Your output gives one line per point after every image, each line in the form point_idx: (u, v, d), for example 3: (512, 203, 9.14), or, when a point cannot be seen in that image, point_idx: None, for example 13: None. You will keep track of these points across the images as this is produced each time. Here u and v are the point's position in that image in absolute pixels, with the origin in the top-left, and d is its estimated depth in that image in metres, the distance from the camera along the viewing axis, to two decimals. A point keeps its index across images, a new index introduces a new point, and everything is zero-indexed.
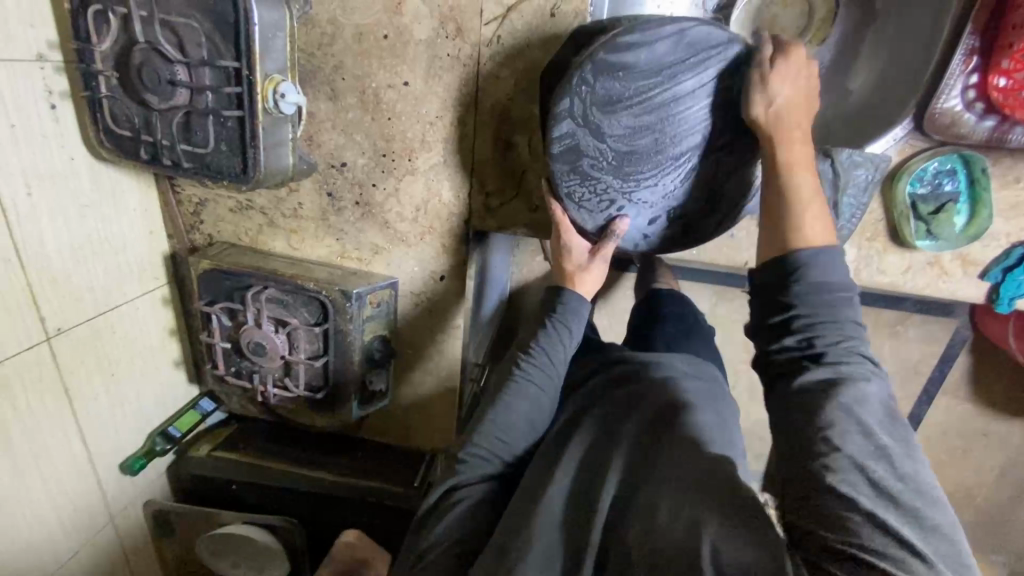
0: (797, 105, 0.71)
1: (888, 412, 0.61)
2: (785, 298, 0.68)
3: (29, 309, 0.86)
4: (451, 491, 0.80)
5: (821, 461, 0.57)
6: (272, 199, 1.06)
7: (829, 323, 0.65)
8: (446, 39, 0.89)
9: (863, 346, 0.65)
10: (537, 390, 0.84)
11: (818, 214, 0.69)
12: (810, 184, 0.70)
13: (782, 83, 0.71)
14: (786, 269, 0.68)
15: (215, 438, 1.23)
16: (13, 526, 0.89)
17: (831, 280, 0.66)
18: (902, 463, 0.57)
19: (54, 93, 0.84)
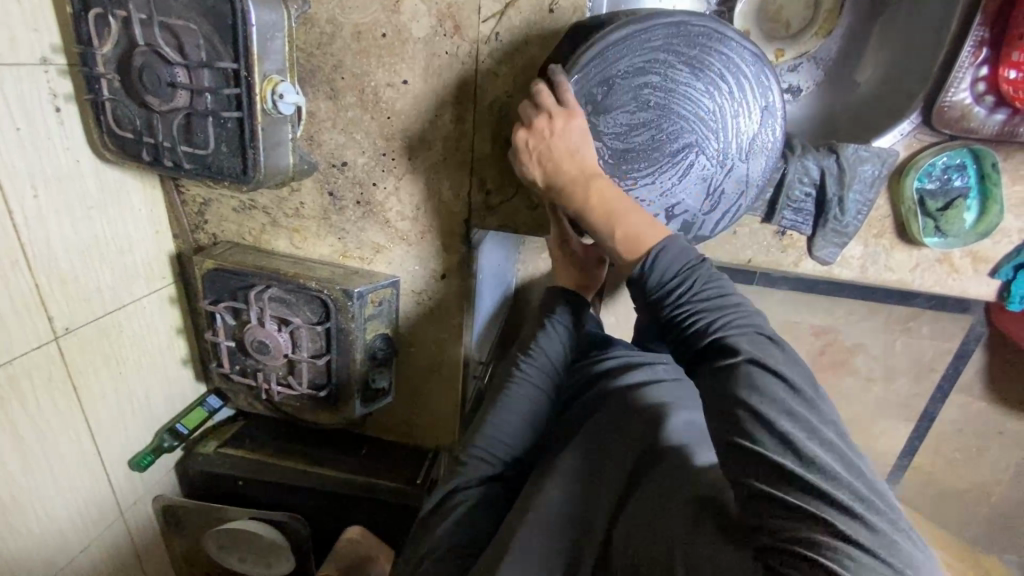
0: (573, 147, 0.73)
1: (780, 383, 0.60)
2: (648, 310, 0.72)
3: (38, 310, 0.87)
4: (453, 495, 0.81)
5: (737, 462, 0.56)
6: (275, 199, 1.06)
7: (694, 314, 0.68)
8: (444, 36, 0.88)
9: (735, 314, 0.67)
10: (538, 387, 0.87)
11: (642, 224, 0.72)
12: (620, 202, 0.73)
13: (550, 140, 0.74)
14: (640, 285, 0.72)
15: (222, 434, 1.24)
16: (24, 521, 0.91)
17: (679, 268, 0.70)
18: (811, 448, 0.54)
19: (58, 96, 0.85)
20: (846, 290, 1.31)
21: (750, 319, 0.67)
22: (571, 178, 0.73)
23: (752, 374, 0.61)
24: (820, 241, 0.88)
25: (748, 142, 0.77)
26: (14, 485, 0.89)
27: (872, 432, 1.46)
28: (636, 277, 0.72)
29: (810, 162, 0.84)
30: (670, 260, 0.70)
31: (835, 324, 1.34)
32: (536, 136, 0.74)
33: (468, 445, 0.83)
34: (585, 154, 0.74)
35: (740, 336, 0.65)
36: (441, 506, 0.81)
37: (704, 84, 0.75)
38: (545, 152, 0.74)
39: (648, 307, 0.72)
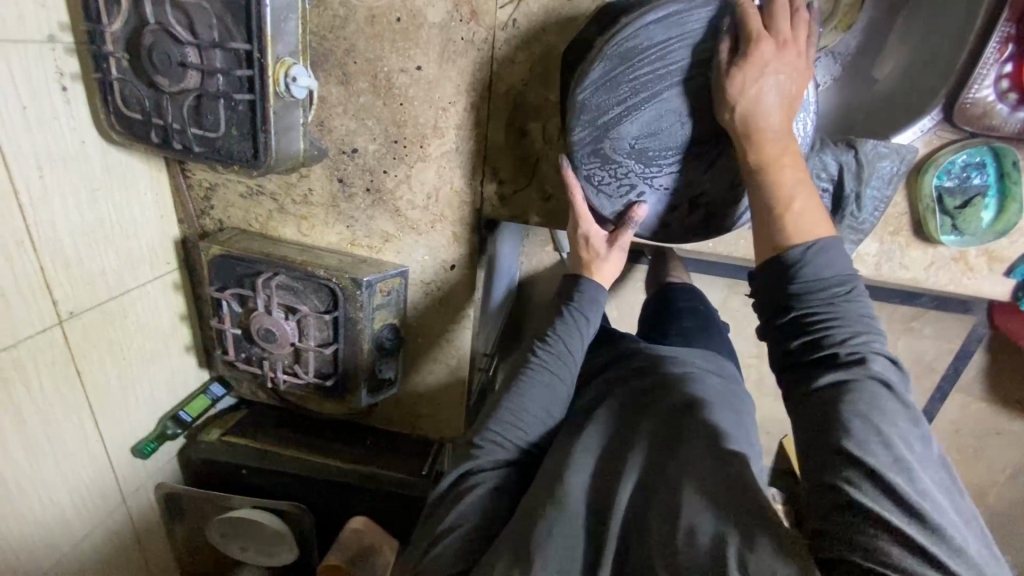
0: (790, 94, 0.69)
1: (901, 411, 0.61)
2: (786, 301, 0.68)
3: (43, 293, 0.86)
4: (465, 481, 0.80)
5: (839, 472, 0.58)
6: (283, 185, 1.04)
7: (836, 320, 0.66)
8: (460, 22, 0.87)
9: (873, 335, 0.66)
10: (554, 373, 0.84)
11: (807, 207, 0.70)
12: (798, 177, 0.70)
13: (769, 67, 0.68)
14: (788, 274, 0.68)
15: (225, 423, 1.24)
16: (26, 505, 0.90)
17: (832, 274, 0.67)
18: (921, 479, 0.57)
19: (65, 74, 0.83)
20: None
21: (884, 345, 0.66)
22: (767, 125, 0.69)
23: (880, 393, 0.61)
24: (836, 239, 0.87)
25: None
26: (17, 470, 0.87)
27: None
28: (785, 268, 0.68)
29: (828, 157, 0.83)
30: (827, 262, 0.67)
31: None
32: (756, 58, 0.67)
33: (482, 429, 0.82)
34: (793, 113, 0.70)
35: (874, 357, 0.64)
36: (453, 490, 0.80)
37: None
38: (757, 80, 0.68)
39: (787, 296, 0.68)
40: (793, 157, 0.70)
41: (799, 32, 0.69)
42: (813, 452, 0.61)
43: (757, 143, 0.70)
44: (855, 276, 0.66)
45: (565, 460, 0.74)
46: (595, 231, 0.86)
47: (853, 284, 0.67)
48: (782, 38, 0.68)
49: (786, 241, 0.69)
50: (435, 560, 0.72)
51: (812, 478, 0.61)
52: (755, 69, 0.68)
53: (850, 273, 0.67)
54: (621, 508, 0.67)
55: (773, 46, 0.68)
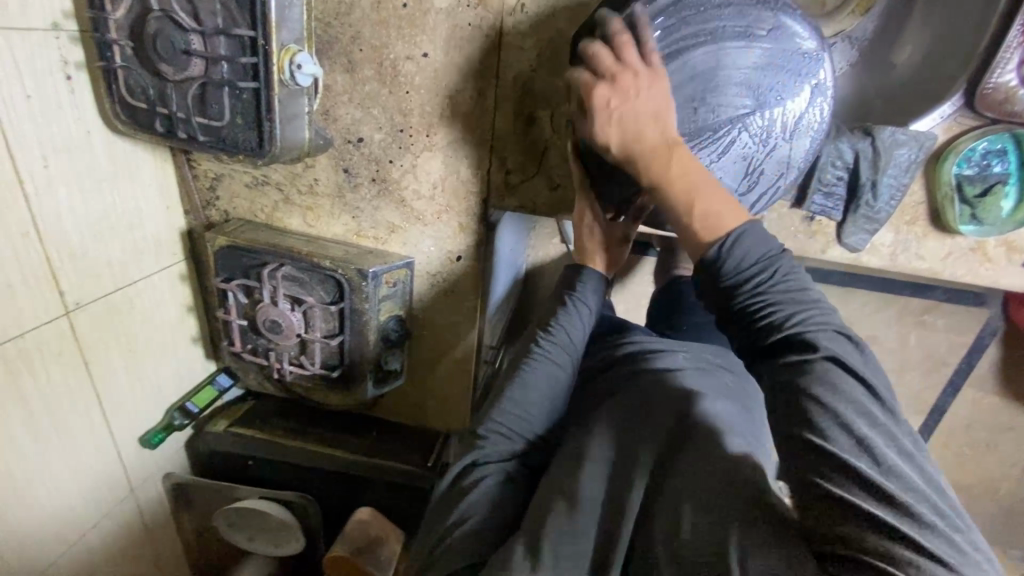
0: (657, 111, 0.68)
1: (857, 382, 0.60)
2: (716, 299, 0.68)
3: (49, 283, 0.86)
4: (472, 469, 0.79)
5: (811, 468, 0.57)
6: (288, 175, 1.04)
7: (772, 306, 0.65)
8: (467, 7, 0.85)
9: (808, 309, 0.64)
10: (562, 363, 0.85)
11: (711, 202, 0.68)
12: (699, 178, 0.68)
13: (623, 105, 0.68)
14: (712, 274, 0.67)
15: (233, 413, 1.24)
16: (36, 494, 0.91)
17: (758, 258, 0.66)
18: (883, 455, 0.55)
19: (69, 63, 0.82)
20: (864, 281, 1.28)
21: (823, 314, 0.64)
22: (646, 141, 0.68)
23: (832, 369, 0.60)
24: (850, 228, 0.86)
25: (795, 120, 0.73)
26: (25, 460, 0.88)
27: None
28: (709, 266, 0.68)
29: (843, 145, 0.82)
30: (746, 248, 0.66)
31: (851, 315, 1.32)
32: (600, 104, 0.68)
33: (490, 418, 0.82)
34: (669, 124, 0.68)
35: (815, 333, 0.63)
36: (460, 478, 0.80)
37: (756, 57, 0.70)
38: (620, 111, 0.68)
39: (718, 294, 0.68)
40: (688, 169, 0.68)
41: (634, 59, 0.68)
42: (785, 447, 0.60)
43: (647, 171, 0.69)
44: (779, 253, 0.66)
45: (578, 459, 0.73)
46: (596, 227, 0.89)
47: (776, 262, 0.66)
48: (611, 73, 0.68)
49: (701, 243, 0.68)
50: (446, 549, 0.72)
51: (790, 475, 0.59)
52: (605, 113, 0.68)
53: (776, 250, 0.67)
54: (632, 507, 0.66)
55: (608, 86, 0.67)
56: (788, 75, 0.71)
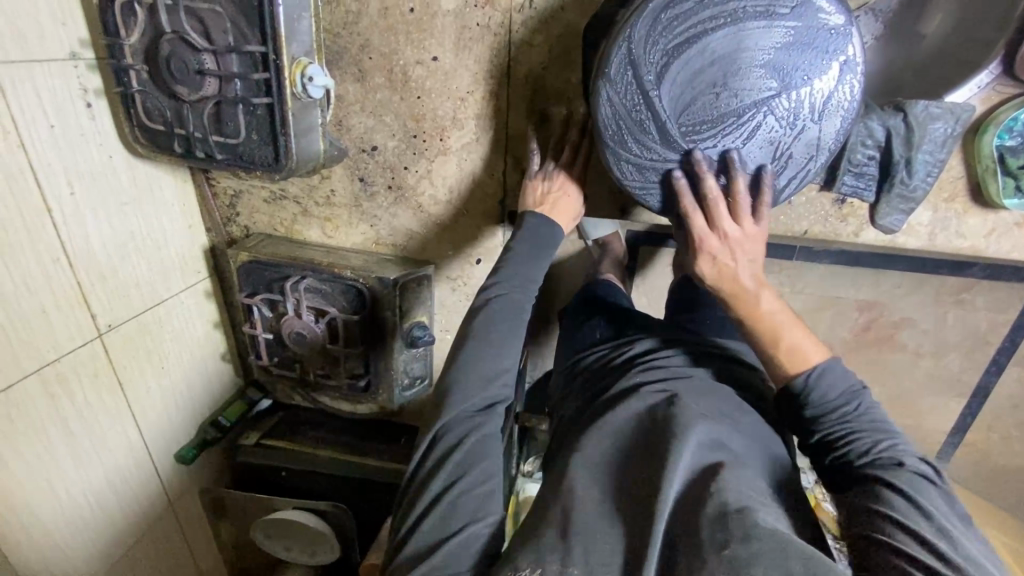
0: (756, 261, 0.72)
1: (938, 496, 0.63)
2: (804, 424, 0.72)
3: (80, 306, 0.87)
4: (441, 442, 0.69)
5: (876, 530, 0.60)
6: (306, 187, 1.04)
7: (856, 434, 0.68)
8: (475, 7, 0.84)
9: (893, 436, 0.68)
10: (516, 302, 0.79)
11: (801, 338, 0.72)
12: (787, 316, 0.72)
13: (734, 254, 0.72)
14: (801, 402, 0.71)
15: (263, 426, 1.23)
16: (81, 512, 0.93)
17: (843, 390, 0.70)
18: (960, 543, 0.58)
19: (89, 90, 0.83)
20: (898, 262, 1.23)
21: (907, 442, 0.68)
22: (744, 289, 0.72)
23: (917, 483, 0.63)
24: (885, 209, 0.83)
25: (824, 99, 0.70)
26: (68, 479, 0.90)
27: (920, 408, 1.39)
28: (801, 394, 0.71)
29: (874, 123, 0.79)
30: (833, 381, 0.70)
31: (884, 297, 1.26)
32: (714, 252, 0.71)
33: (452, 384, 0.72)
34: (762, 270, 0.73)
35: (900, 456, 0.66)
36: (432, 453, 0.69)
37: (780, 37, 0.67)
38: (723, 264, 0.72)
39: (804, 418, 0.71)
40: (788, 316, 0.73)
41: (746, 221, 0.71)
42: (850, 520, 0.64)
43: (734, 301, 0.73)
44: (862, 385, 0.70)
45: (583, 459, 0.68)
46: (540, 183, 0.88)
47: (861, 395, 0.70)
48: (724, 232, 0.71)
49: (793, 372, 0.71)
50: (438, 527, 0.63)
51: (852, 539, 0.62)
52: (714, 262, 0.72)
53: (857, 386, 0.71)
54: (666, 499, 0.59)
55: (719, 242, 0.71)
56: (815, 53, 0.68)
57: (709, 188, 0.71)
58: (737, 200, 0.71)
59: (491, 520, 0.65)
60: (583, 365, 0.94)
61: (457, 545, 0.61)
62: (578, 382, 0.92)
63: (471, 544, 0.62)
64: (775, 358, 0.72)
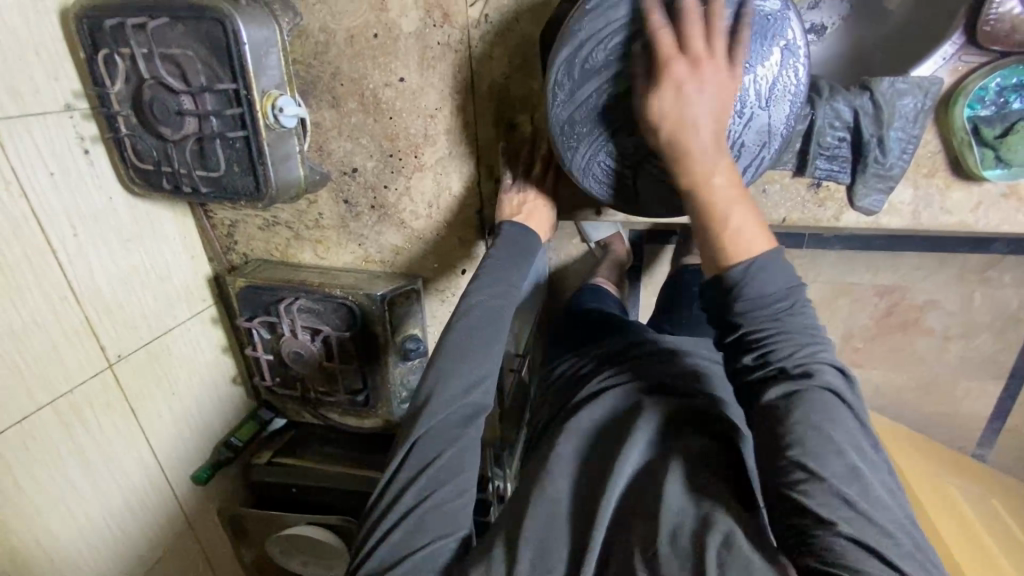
0: (718, 114, 0.64)
1: (850, 415, 0.58)
2: (727, 322, 0.63)
3: (90, 339, 0.93)
4: (417, 451, 0.69)
5: (790, 479, 0.55)
6: (295, 213, 1.08)
7: (783, 337, 0.60)
8: (434, 27, 0.87)
9: (823, 345, 0.60)
10: (496, 310, 0.78)
11: (746, 221, 0.63)
12: (737, 191, 0.64)
13: (701, 90, 0.63)
14: (731, 293, 0.62)
15: (274, 445, 1.27)
16: (100, 535, 0.98)
17: (778, 286, 0.61)
18: (873, 485, 0.55)
19: (85, 138, 0.90)
20: (909, 243, 1.18)
21: (837, 358, 0.61)
22: (695, 140, 0.64)
23: (832, 406, 0.57)
24: (861, 190, 0.81)
25: (772, 85, 0.70)
26: (87, 503, 0.95)
27: (954, 394, 1.33)
28: (727, 279, 0.62)
29: (840, 104, 0.77)
30: (770, 275, 0.61)
31: (903, 280, 1.22)
32: (672, 80, 0.64)
33: (433, 393, 0.71)
34: (722, 129, 0.65)
35: (826, 371, 0.59)
36: (405, 463, 0.68)
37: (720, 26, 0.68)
38: (687, 98, 0.63)
39: (728, 315, 0.63)
40: (737, 190, 0.64)
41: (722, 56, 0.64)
42: (762, 454, 0.58)
43: (683, 156, 0.64)
44: (797, 285, 0.61)
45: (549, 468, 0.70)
46: (515, 197, 0.90)
47: (797, 295, 0.62)
48: (694, 55, 0.64)
49: (725, 255, 0.62)
50: (407, 539, 0.64)
51: (766, 478, 0.58)
52: (674, 93, 0.64)
53: (795, 284, 0.62)
54: (608, 506, 0.63)
55: (686, 67, 0.63)
56: (758, 40, 0.68)
57: (689, 5, 0.65)
58: (716, 25, 0.65)
59: (459, 533, 0.67)
60: (558, 372, 0.95)
61: (423, 557, 0.63)
62: (555, 386, 0.93)
63: (442, 552, 0.64)
64: (711, 232, 0.63)
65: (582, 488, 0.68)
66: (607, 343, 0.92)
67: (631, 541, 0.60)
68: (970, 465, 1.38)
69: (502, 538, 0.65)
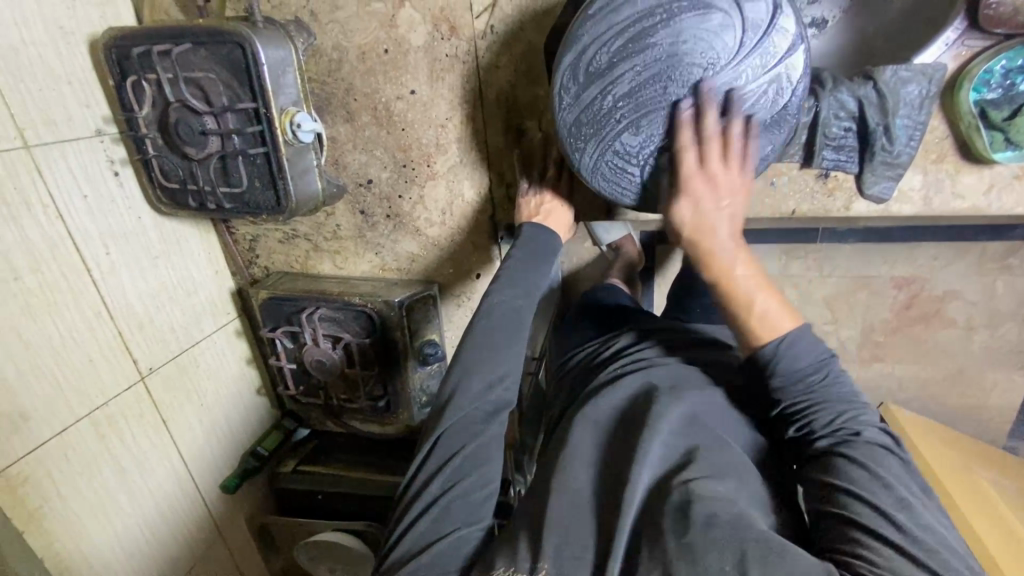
0: (736, 217, 0.70)
1: (897, 463, 0.64)
2: (770, 394, 0.71)
3: (123, 354, 0.97)
4: (440, 446, 0.71)
5: (839, 505, 0.61)
6: (314, 225, 1.11)
7: (820, 405, 0.67)
8: (442, 40, 0.90)
9: (857, 409, 0.67)
10: (518, 308, 0.80)
11: (766, 313, 0.69)
12: (758, 281, 0.70)
13: (717, 203, 0.70)
14: (765, 372, 0.69)
15: (299, 454, 1.30)
16: (135, 544, 1.02)
17: (811, 362, 0.68)
18: (922, 514, 0.59)
19: (115, 161, 0.94)
20: (927, 233, 1.17)
21: (874, 416, 0.67)
22: (715, 242, 0.70)
23: (875, 454, 0.63)
24: (870, 178, 0.82)
25: (771, 80, 0.71)
26: (123, 511, 0.99)
27: (983, 385, 1.30)
28: (760, 359, 0.69)
29: (844, 94, 0.78)
30: (802, 352, 0.68)
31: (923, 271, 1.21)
32: (691, 195, 0.70)
33: (451, 391, 0.73)
34: (739, 229, 0.71)
35: (862, 431, 0.65)
36: (432, 456, 0.71)
37: (716, 23, 0.70)
38: (702, 207, 0.70)
39: (768, 388, 0.70)
40: (760, 281, 0.70)
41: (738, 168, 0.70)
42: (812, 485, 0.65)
43: (707, 262, 0.70)
44: (825, 362, 0.68)
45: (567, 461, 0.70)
46: (531, 200, 0.93)
47: (829, 366, 0.69)
48: (712, 170, 0.70)
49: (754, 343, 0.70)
50: (434, 527, 0.66)
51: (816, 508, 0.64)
52: (691, 208, 0.70)
53: (828, 356, 0.69)
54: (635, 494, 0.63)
55: (705, 184, 0.70)
56: (757, 36, 0.69)
57: (709, 128, 0.70)
58: (732, 143, 0.70)
59: (485, 523, 0.69)
60: (575, 361, 0.97)
61: (450, 545, 0.65)
62: (570, 378, 0.94)
63: (465, 543, 0.66)
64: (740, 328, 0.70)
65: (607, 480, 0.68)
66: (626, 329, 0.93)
67: (651, 527, 0.60)
68: (1002, 458, 1.35)
69: (523, 531, 0.66)
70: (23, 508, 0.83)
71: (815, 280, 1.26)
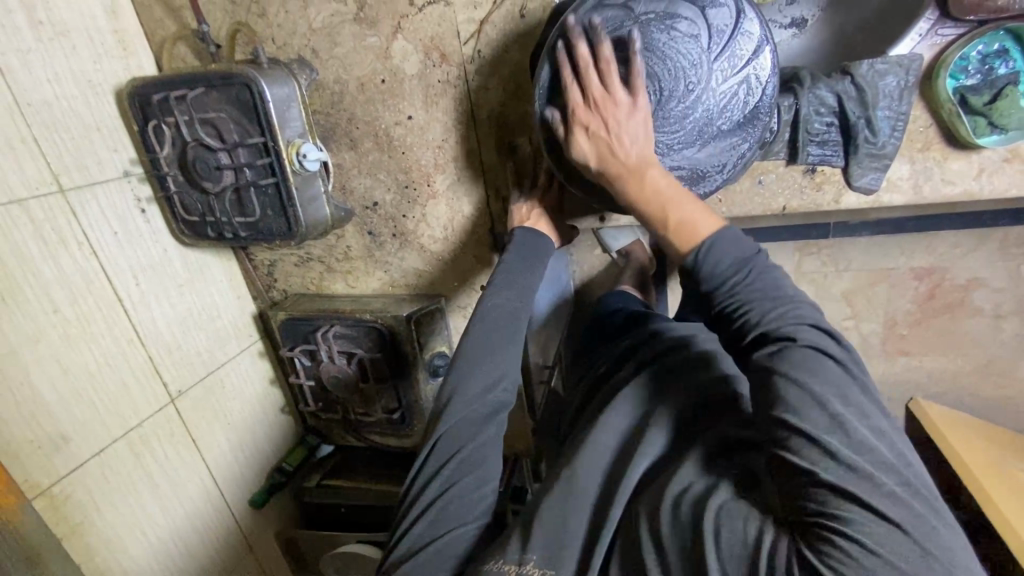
0: (642, 136, 0.71)
1: (839, 368, 0.57)
2: (701, 303, 0.69)
3: (154, 377, 1.04)
4: (437, 449, 0.74)
5: (779, 439, 0.55)
6: (326, 248, 1.17)
7: (746, 306, 0.64)
8: (434, 66, 0.95)
9: (786, 309, 0.62)
10: (513, 311, 0.83)
11: (690, 213, 0.68)
12: (675, 192, 0.70)
13: (610, 126, 0.72)
14: (691, 281, 0.68)
15: (323, 468, 1.34)
16: (170, 557, 1.08)
17: (732, 263, 0.66)
18: (861, 431, 0.52)
19: (142, 199, 1.02)
20: (939, 221, 1.16)
21: (811, 316, 0.62)
22: (622, 164, 0.72)
23: (811, 358, 0.58)
24: (857, 170, 0.82)
25: (743, 84, 0.76)
26: (158, 527, 1.05)
27: (1017, 375, 1.26)
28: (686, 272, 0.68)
29: (823, 90, 0.80)
30: (718, 257, 0.66)
31: (940, 260, 1.20)
32: (578, 123, 0.74)
33: (450, 395, 0.77)
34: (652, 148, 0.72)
35: (794, 332, 0.60)
36: (428, 459, 0.74)
37: (684, 31, 0.74)
38: (597, 135, 0.73)
39: (700, 299, 0.68)
40: (678, 193, 0.70)
41: (620, 91, 0.72)
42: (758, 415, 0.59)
43: (621, 185, 0.72)
44: (744, 267, 0.65)
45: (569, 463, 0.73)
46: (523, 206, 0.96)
47: (751, 267, 0.65)
48: (595, 100, 0.73)
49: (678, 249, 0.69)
50: (428, 530, 0.69)
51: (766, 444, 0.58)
52: (586, 137, 0.74)
53: (752, 253, 0.66)
54: (632, 477, 0.68)
55: (587, 111, 0.73)
56: (728, 44, 0.75)
57: (583, 54, 0.72)
58: (606, 68, 0.72)
59: (478, 523, 0.71)
60: (584, 374, 1.00)
61: (444, 545, 0.68)
62: (580, 390, 0.97)
63: (460, 542, 0.69)
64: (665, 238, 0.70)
65: (599, 473, 0.71)
66: (625, 337, 0.95)
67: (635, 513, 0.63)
68: None
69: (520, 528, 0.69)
70: (66, 524, 0.89)
71: (828, 275, 1.25)
